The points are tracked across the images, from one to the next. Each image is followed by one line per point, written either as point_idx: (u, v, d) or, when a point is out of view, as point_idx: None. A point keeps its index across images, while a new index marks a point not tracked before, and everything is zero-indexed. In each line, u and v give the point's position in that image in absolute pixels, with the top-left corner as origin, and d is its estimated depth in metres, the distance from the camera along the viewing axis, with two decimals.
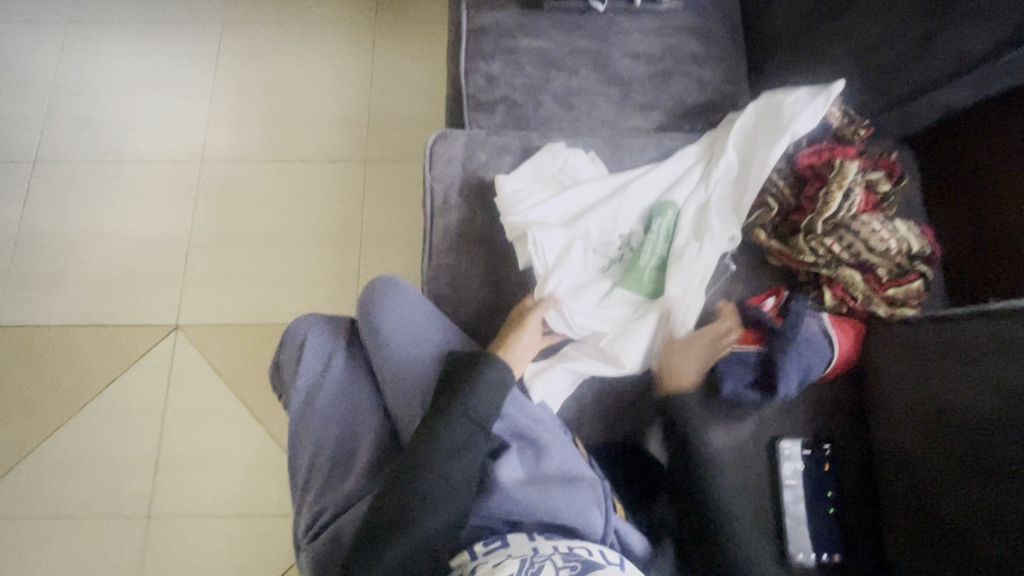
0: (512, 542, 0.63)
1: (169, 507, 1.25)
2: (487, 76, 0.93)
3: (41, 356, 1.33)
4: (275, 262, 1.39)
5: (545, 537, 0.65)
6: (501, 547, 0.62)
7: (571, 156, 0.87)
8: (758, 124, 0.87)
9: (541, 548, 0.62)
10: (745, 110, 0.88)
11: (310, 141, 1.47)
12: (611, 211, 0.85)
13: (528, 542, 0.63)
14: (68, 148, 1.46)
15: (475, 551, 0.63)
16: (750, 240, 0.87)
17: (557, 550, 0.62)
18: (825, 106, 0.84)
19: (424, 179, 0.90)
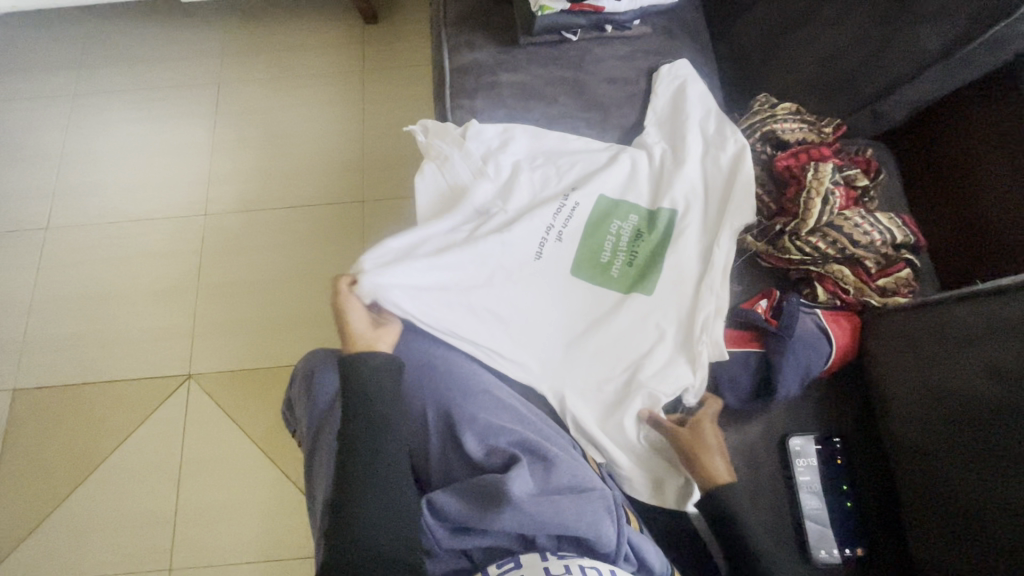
0: (524, 563, 0.63)
1: (189, 558, 1.25)
2: (472, 112, 0.98)
3: (57, 417, 1.35)
4: (282, 305, 1.42)
5: (557, 556, 0.64)
6: (514, 568, 0.62)
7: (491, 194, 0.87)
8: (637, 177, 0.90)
9: (552, 569, 0.62)
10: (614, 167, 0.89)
11: (308, 187, 1.52)
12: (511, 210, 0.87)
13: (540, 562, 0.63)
14: (78, 212, 1.52)
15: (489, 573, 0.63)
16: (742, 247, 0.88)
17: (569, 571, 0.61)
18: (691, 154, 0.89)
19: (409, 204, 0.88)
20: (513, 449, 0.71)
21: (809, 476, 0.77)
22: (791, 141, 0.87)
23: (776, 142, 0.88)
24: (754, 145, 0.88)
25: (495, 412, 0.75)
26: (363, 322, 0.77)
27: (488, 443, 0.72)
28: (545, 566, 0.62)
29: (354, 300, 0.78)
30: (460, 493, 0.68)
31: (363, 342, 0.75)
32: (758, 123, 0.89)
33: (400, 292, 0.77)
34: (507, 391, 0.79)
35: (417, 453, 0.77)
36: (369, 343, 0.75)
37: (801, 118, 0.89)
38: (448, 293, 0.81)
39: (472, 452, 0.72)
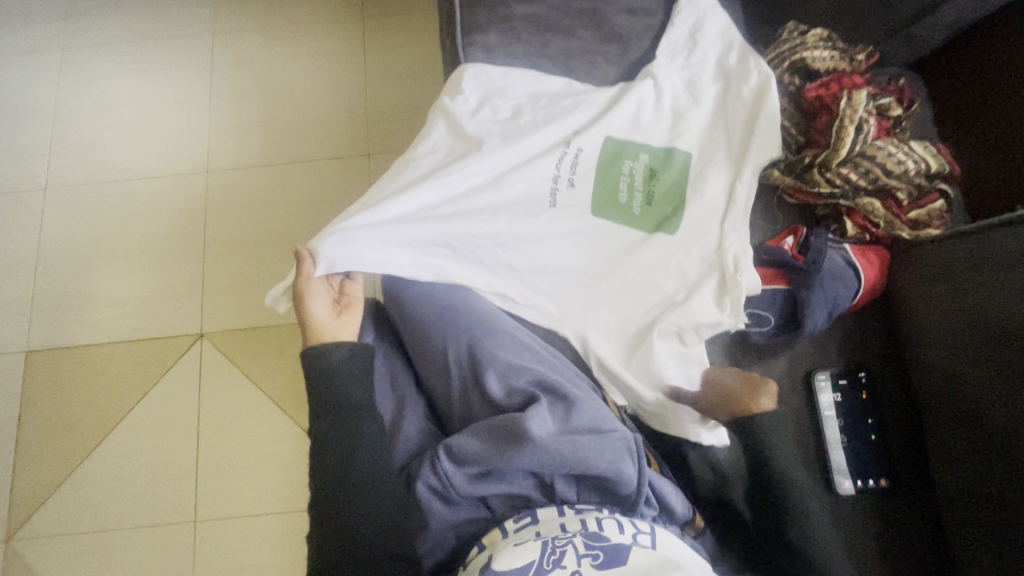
0: (540, 518, 0.65)
1: (213, 511, 1.27)
2: (484, 47, 0.92)
3: (72, 378, 1.36)
4: (292, 263, 1.41)
5: (574, 510, 0.65)
6: (532, 523, 0.64)
7: (498, 140, 0.82)
8: (656, 108, 0.85)
9: (569, 526, 0.63)
10: (628, 104, 0.85)
11: (311, 142, 1.47)
12: (508, 167, 0.81)
13: (557, 518, 0.64)
14: (77, 171, 1.48)
15: (506, 529, 0.64)
16: (766, 183, 0.85)
17: (584, 526, 0.62)
18: (707, 91, 0.85)
19: (421, 143, 0.84)
20: (533, 388, 0.70)
21: (834, 412, 0.77)
22: (820, 70, 0.83)
23: (806, 71, 0.84)
24: (781, 76, 0.84)
25: (516, 352, 0.72)
26: (325, 311, 0.76)
27: (509, 383, 0.71)
28: (562, 523, 0.63)
29: (319, 289, 0.75)
30: (481, 434, 0.68)
31: (328, 335, 0.75)
32: (787, 51, 0.85)
33: (390, 257, 0.74)
34: (527, 332, 0.76)
35: (438, 397, 0.75)
36: (334, 334, 0.76)
37: (833, 44, 0.85)
38: (444, 248, 0.77)
39: (492, 393, 0.70)
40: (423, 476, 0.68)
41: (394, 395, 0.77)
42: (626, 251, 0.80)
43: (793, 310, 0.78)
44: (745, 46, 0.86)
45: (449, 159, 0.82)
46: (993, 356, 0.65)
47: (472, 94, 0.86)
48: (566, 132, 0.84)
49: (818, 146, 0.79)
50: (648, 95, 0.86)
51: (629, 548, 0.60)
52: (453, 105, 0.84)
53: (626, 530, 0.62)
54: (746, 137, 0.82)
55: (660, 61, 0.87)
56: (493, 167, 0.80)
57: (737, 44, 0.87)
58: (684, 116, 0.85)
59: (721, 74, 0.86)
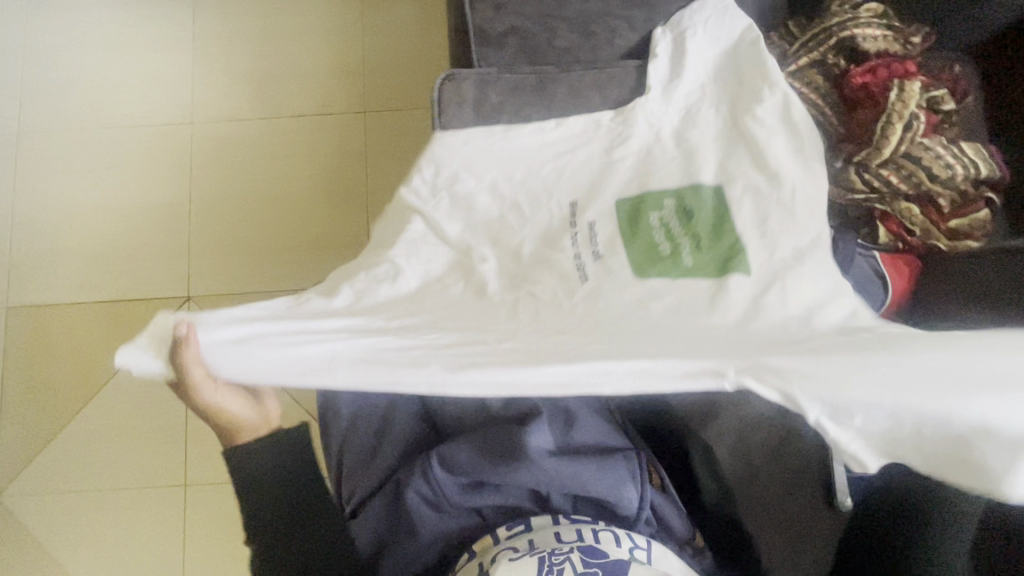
0: (534, 525, 0.62)
1: (202, 476, 1.27)
2: (494, 4, 0.83)
3: (55, 336, 1.31)
4: (283, 227, 1.34)
5: (569, 521, 0.62)
6: (525, 531, 0.61)
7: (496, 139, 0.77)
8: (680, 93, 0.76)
9: (563, 535, 0.60)
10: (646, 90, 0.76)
11: (303, 95, 1.37)
12: (501, 176, 0.76)
13: (551, 526, 0.61)
14: (51, 116, 1.38)
15: (498, 536, 0.62)
16: None
17: (580, 536, 0.60)
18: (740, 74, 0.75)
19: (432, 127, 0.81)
20: (533, 399, 0.66)
21: None
22: (869, 52, 0.74)
23: (853, 50, 0.75)
24: (824, 56, 0.76)
25: None
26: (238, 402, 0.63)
27: (508, 391, 0.68)
28: (555, 531, 0.60)
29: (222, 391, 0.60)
30: (476, 444, 0.64)
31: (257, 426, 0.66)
32: (835, 27, 0.75)
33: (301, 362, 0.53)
34: None
35: (429, 396, 0.72)
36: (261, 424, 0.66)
37: (887, 22, 0.76)
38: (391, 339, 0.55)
39: (490, 400, 0.67)
40: (413, 485, 0.65)
41: (383, 393, 0.73)
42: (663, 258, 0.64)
43: None
44: (740, 24, 0.78)
45: (443, 163, 0.77)
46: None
47: (469, 81, 0.82)
48: (573, 121, 0.77)
49: (859, 141, 0.72)
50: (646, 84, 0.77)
51: (627, 562, 0.58)
52: (444, 129, 0.79)
53: (624, 543, 0.60)
54: (779, 121, 0.70)
55: (692, 39, 0.78)
56: (489, 170, 0.76)
57: (732, 22, 0.78)
58: (697, 102, 0.75)
59: (722, 56, 0.77)
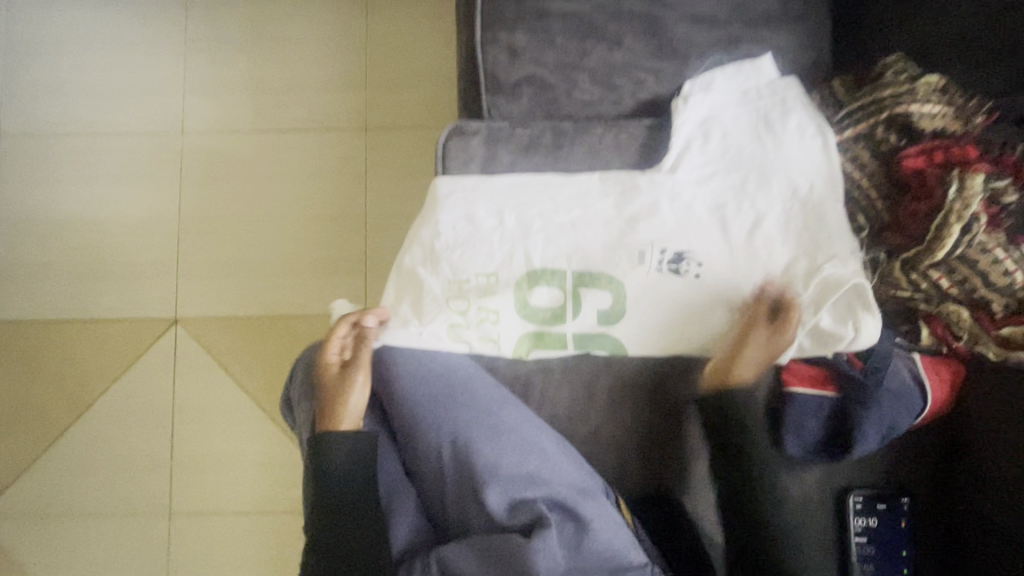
0: None
1: (188, 505, 1.23)
2: (509, 50, 0.75)
3: (38, 355, 1.26)
4: (275, 250, 1.26)
5: None
6: None
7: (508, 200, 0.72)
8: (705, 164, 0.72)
9: None
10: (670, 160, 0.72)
11: (302, 108, 1.28)
12: (504, 244, 0.71)
13: None
14: (34, 119, 1.30)
15: None
16: None
17: None
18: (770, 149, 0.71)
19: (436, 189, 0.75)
20: (541, 508, 0.62)
21: (865, 540, 0.68)
22: (926, 132, 0.66)
23: (908, 126, 0.67)
24: (873, 130, 0.69)
25: (523, 460, 0.64)
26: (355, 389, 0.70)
27: (513, 496, 0.63)
28: None
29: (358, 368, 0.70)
30: (478, 551, 0.60)
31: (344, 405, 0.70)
32: (889, 99, 0.68)
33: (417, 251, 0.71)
34: (539, 426, 0.66)
35: (426, 490, 0.67)
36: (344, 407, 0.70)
37: (947, 95, 0.68)
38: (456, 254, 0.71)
39: (493, 508, 0.62)
40: None
41: (380, 483, 0.68)
42: (647, 335, 0.71)
43: (839, 425, 0.67)
44: (784, 91, 0.73)
45: (453, 223, 0.71)
46: None
47: (478, 137, 0.74)
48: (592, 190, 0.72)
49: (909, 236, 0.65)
50: (678, 150, 0.72)
51: None
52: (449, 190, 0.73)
53: None
54: (795, 209, 0.70)
55: (723, 103, 0.73)
56: (496, 236, 0.71)
57: (778, 89, 0.73)
58: (723, 176, 0.71)
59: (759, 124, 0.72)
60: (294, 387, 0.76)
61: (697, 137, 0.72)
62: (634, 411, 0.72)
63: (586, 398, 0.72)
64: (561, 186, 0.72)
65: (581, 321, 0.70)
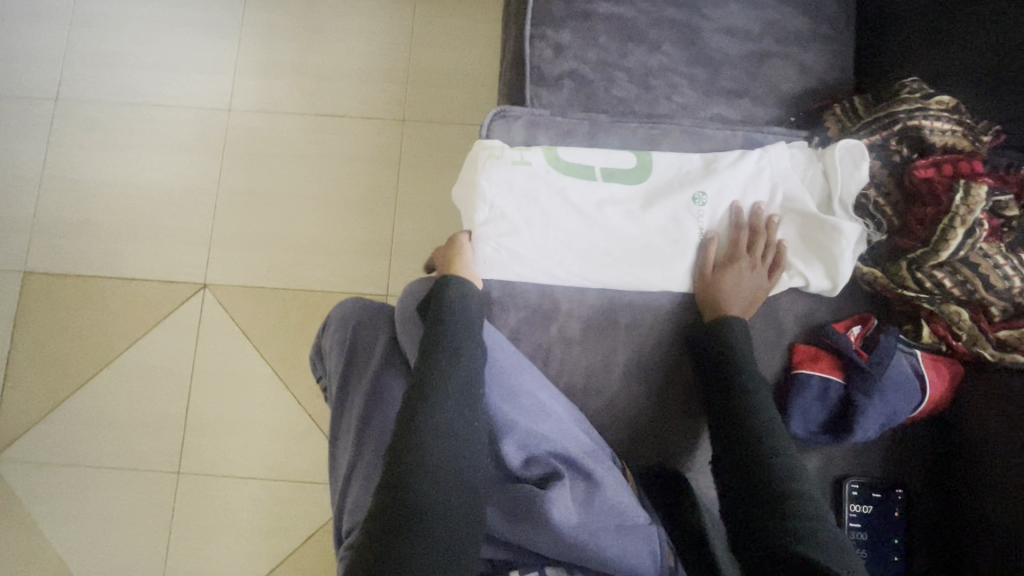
0: None
1: (197, 466, 1.26)
2: (555, 45, 0.82)
3: (68, 307, 1.31)
4: (306, 226, 1.32)
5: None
6: None
7: (548, 180, 0.77)
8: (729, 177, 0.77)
9: None
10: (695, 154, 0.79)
11: (344, 96, 1.35)
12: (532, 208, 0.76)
13: None
14: (91, 86, 1.37)
15: None
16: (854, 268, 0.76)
17: None
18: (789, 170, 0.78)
19: None
20: (554, 462, 0.65)
21: (859, 525, 0.72)
22: (936, 146, 0.71)
23: (925, 138, 0.71)
24: (887, 141, 0.74)
25: (538, 418, 0.67)
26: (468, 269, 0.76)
27: (528, 451, 0.66)
28: None
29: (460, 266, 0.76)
30: (496, 500, 0.64)
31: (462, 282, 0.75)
32: (903, 113, 0.73)
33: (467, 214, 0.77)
34: (554, 393, 0.71)
35: None
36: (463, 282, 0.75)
37: (958, 115, 0.73)
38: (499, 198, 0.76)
39: (510, 460, 0.65)
40: None
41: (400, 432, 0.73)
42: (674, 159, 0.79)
43: (843, 411, 0.71)
44: (838, 226, 0.74)
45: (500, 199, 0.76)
46: None
47: (520, 120, 0.80)
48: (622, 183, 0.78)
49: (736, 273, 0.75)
50: (672, 168, 0.78)
51: None
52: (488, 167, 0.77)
53: None
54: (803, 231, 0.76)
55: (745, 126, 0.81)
56: None
57: (821, 219, 0.75)
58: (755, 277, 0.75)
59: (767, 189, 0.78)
60: (327, 336, 0.82)
61: (735, 245, 0.76)
62: (646, 387, 0.76)
63: (603, 370, 0.76)
64: (575, 181, 0.77)
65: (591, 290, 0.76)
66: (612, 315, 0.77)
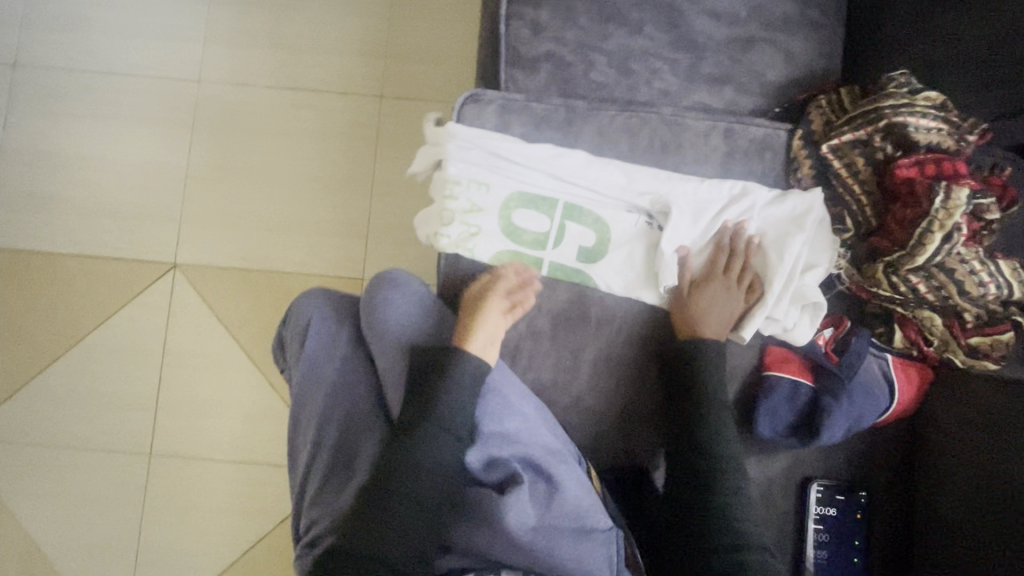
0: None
1: (168, 447, 1.24)
2: (533, 24, 0.77)
3: (33, 285, 1.27)
4: (280, 205, 1.28)
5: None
6: None
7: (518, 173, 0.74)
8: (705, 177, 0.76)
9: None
10: (673, 149, 0.77)
11: (321, 69, 1.29)
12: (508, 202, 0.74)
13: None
14: (53, 52, 1.30)
15: None
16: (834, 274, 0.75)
17: None
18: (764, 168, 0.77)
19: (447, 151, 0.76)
20: (515, 466, 0.64)
21: (822, 526, 0.72)
22: (920, 144, 0.68)
23: (910, 137, 0.69)
24: (870, 138, 0.71)
25: (502, 418, 0.67)
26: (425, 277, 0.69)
27: (491, 453, 0.65)
28: None
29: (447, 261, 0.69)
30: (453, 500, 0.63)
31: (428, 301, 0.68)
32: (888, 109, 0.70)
33: None
34: (520, 390, 0.70)
35: None
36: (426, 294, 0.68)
37: (945, 113, 0.70)
38: None
39: (470, 462, 0.64)
40: None
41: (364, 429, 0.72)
42: (653, 154, 0.77)
43: (812, 415, 0.71)
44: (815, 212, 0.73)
45: None
46: (987, 517, 0.62)
47: (493, 106, 0.76)
48: (595, 175, 0.74)
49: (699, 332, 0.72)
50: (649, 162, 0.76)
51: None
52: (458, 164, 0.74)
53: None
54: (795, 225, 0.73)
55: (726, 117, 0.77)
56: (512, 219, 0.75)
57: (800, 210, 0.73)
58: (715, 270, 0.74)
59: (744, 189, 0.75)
60: (289, 327, 0.79)
61: (712, 266, 0.73)
62: (614, 385, 0.75)
63: (571, 367, 0.74)
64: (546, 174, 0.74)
65: (561, 252, 0.74)
66: (583, 310, 0.74)
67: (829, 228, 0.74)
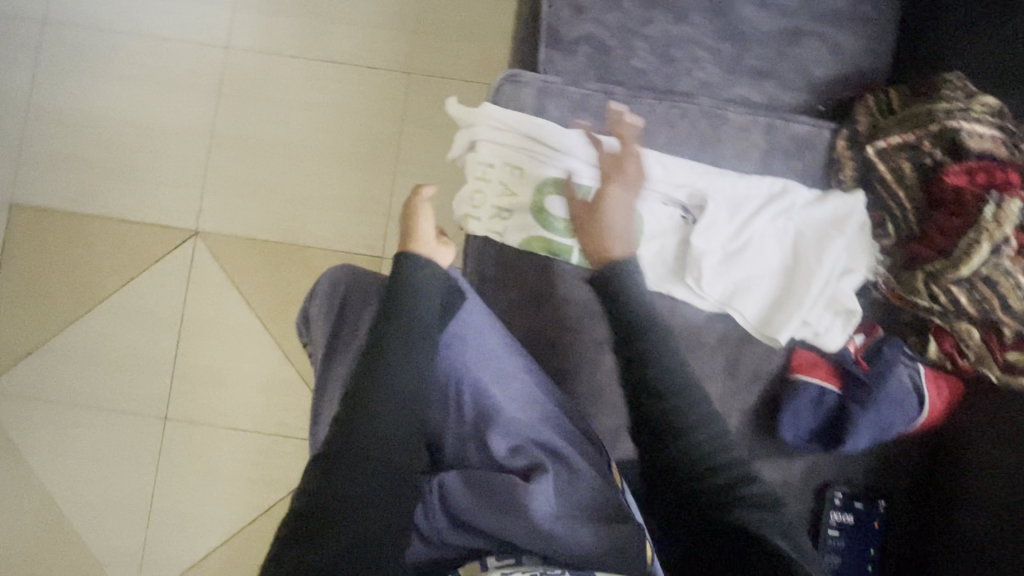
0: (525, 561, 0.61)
1: (182, 412, 1.26)
2: (575, 5, 0.75)
3: (55, 244, 1.28)
4: (303, 178, 1.27)
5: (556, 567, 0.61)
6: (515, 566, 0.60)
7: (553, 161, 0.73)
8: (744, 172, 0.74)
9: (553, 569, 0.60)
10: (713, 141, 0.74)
11: (349, 41, 1.27)
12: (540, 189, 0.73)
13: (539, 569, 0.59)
14: (81, 11, 1.29)
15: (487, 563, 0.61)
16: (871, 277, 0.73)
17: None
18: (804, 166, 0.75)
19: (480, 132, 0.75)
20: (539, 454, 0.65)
21: (837, 532, 0.71)
22: (973, 152, 0.66)
23: (963, 143, 0.66)
24: (919, 142, 0.68)
25: (527, 407, 0.67)
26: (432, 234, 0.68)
27: (514, 440, 0.66)
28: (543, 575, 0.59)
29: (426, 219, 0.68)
30: (471, 484, 0.63)
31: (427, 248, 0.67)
32: (941, 112, 0.67)
33: None
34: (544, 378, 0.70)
35: None
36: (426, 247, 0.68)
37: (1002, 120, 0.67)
38: None
39: (494, 448, 0.65)
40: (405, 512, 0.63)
41: None
42: (693, 146, 0.75)
43: (837, 422, 0.70)
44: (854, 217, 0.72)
45: None
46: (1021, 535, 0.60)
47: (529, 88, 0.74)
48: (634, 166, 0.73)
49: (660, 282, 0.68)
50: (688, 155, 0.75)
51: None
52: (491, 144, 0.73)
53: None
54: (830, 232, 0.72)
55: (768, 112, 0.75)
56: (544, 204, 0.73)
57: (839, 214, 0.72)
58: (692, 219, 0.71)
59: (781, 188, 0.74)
60: (316, 303, 0.80)
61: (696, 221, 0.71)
62: None
63: (594, 358, 0.74)
64: (581, 162, 0.73)
65: None
66: None
67: (869, 233, 0.72)
